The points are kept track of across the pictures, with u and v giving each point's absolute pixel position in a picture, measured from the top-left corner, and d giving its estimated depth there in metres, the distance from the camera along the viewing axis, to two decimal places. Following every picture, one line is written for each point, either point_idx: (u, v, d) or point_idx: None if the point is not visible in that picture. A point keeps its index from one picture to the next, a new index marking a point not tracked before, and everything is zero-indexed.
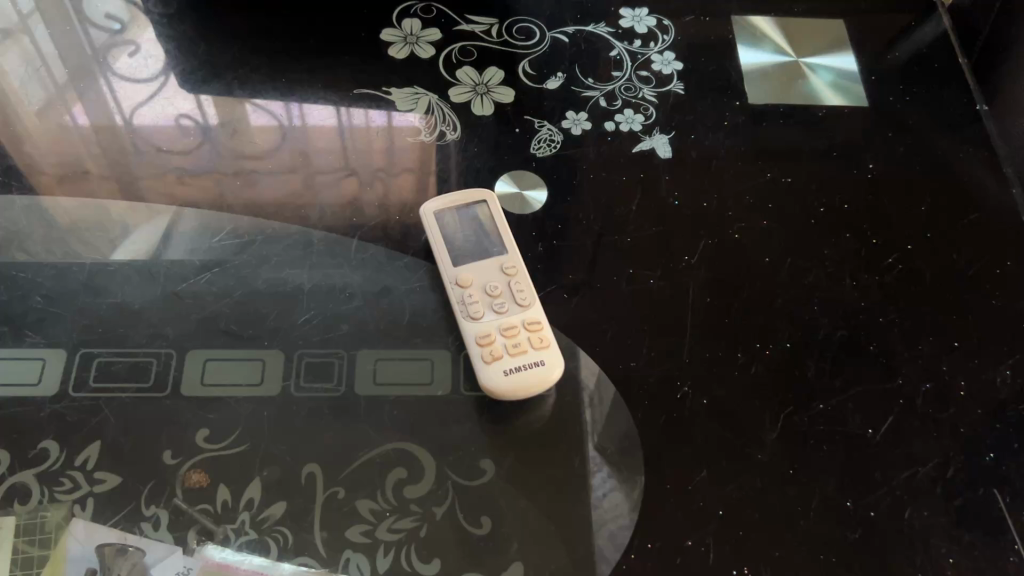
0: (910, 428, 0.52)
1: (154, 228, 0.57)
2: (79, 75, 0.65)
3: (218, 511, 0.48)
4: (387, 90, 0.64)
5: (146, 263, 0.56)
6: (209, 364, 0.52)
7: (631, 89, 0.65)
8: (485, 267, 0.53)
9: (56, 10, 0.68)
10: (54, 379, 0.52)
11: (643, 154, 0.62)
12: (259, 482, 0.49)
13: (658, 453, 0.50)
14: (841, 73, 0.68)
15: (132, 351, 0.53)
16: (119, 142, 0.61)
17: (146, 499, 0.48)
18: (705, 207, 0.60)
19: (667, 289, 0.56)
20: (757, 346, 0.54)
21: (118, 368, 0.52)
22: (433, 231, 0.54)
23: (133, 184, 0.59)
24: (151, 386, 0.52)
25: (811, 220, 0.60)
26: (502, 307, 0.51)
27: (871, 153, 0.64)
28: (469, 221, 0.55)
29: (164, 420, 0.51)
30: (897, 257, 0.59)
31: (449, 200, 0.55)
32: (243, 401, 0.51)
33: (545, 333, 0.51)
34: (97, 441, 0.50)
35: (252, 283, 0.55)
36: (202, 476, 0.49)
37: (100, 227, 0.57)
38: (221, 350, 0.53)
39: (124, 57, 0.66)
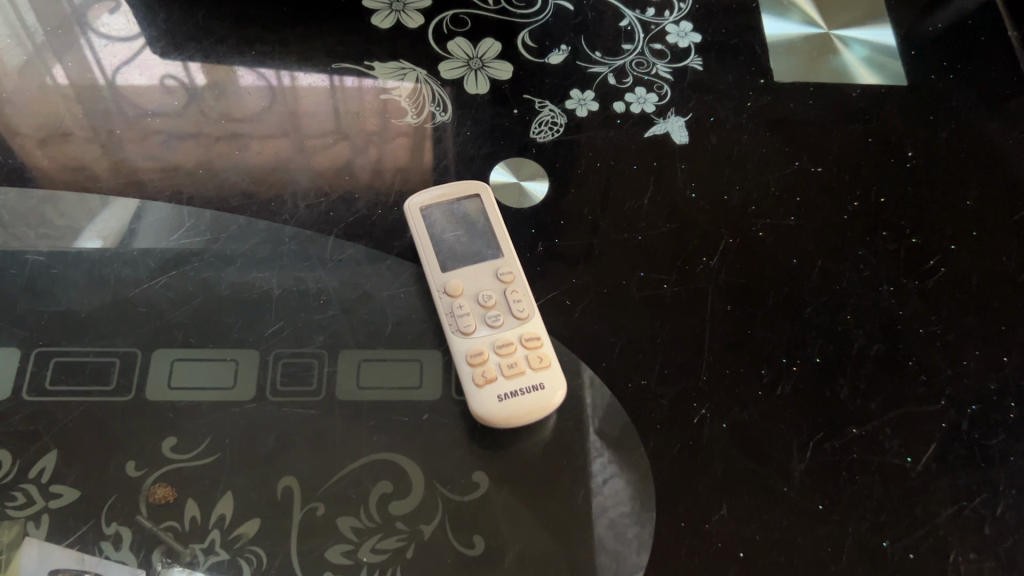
0: (955, 458, 0.46)
1: (109, 219, 0.51)
2: (57, 34, 0.58)
3: (185, 530, 0.42)
4: (370, 64, 0.58)
5: (98, 263, 0.50)
6: (177, 365, 0.47)
7: (643, 65, 0.58)
8: (477, 273, 0.47)
9: None
10: (6, 380, 0.46)
11: (657, 139, 0.56)
12: (230, 497, 0.43)
13: (673, 486, 0.44)
14: (876, 47, 0.61)
15: (90, 352, 0.47)
16: (82, 114, 0.55)
17: (107, 514, 0.43)
18: (726, 201, 0.53)
19: (683, 295, 0.50)
20: (783, 362, 0.48)
21: (76, 369, 0.46)
22: (419, 229, 0.48)
23: (92, 165, 0.53)
24: (114, 389, 0.46)
25: (844, 216, 0.53)
26: (496, 320, 0.45)
27: (911, 139, 0.57)
28: (461, 218, 0.49)
29: (119, 438, 0.45)
30: (940, 259, 0.52)
31: (437, 193, 0.49)
32: (206, 418, 0.45)
33: (545, 352, 0.45)
34: (52, 452, 0.44)
35: (214, 288, 0.49)
36: (168, 490, 0.43)
37: (47, 220, 0.51)
38: (189, 348, 0.47)
39: (105, 16, 0.59)
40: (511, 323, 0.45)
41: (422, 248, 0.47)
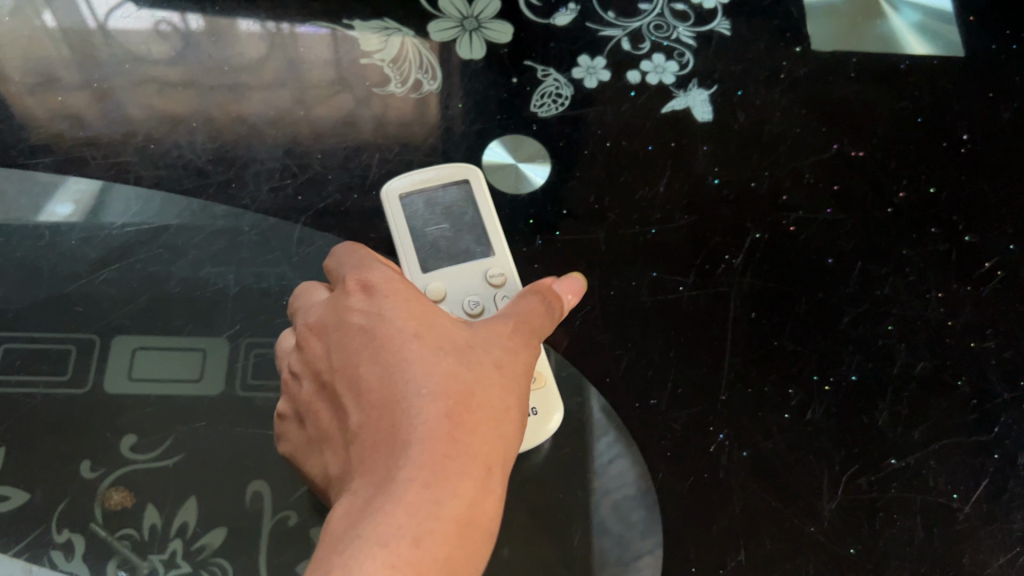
0: (1009, 497, 0.40)
1: (48, 199, 0.45)
2: None
3: (144, 539, 0.38)
4: (349, 23, 0.51)
5: (44, 245, 0.44)
6: (140, 354, 0.42)
7: (662, 28, 0.51)
8: (463, 275, 0.41)
9: None
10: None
11: (675, 115, 0.49)
12: (195, 502, 0.38)
13: (683, 526, 0.38)
14: (930, 11, 0.53)
15: (41, 339, 0.42)
16: (43, 65, 0.49)
17: (60, 519, 0.38)
18: (754, 189, 0.47)
19: (701, 300, 0.43)
20: (815, 380, 0.42)
21: (18, 364, 0.41)
22: (399, 220, 0.41)
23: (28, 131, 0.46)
24: (69, 380, 0.41)
25: (887, 209, 0.47)
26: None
27: (967, 120, 0.50)
28: (447, 208, 0.42)
29: (54, 452, 0.39)
30: (997, 262, 0.46)
31: (419, 178, 0.42)
32: (154, 430, 0.40)
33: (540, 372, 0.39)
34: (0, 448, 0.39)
35: (162, 285, 0.43)
36: (127, 495, 0.38)
37: None
38: (155, 335, 0.42)
39: None
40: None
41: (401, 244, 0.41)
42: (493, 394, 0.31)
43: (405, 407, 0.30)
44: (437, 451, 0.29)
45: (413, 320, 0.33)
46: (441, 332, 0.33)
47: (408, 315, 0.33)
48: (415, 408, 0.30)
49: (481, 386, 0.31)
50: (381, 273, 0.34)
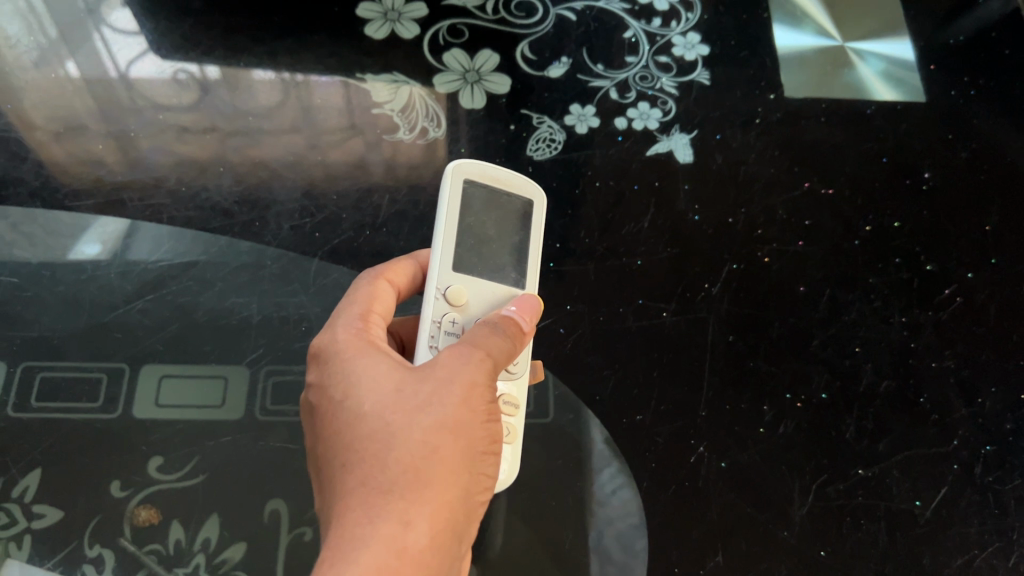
0: (966, 504, 0.44)
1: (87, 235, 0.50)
2: (70, 29, 0.57)
3: (169, 554, 0.41)
4: (363, 77, 0.56)
5: (77, 278, 0.49)
6: (165, 382, 0.46)
7: (647, 79, 0.56)
8: (486, 295, 0.37)
9: None
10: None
11: (659, 158, 0.53)
12: (217, 519, 0.42)
13: (667, 531, 0.42)
14: (893, 61, 0.59)
15: (82, 366, 0.46)
16: (73, 113, 0.54)
17: (91, 535, 0.42)
18: (730, 225, 0.51)
19: (682, 325, 0.47)
20: (787, 397, 0.46)
21: (59, 388, 0.45)
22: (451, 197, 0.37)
23: (65, 178, 0.51)
24: (99, 407, 0.45)
25: (854, 242, 0.51)
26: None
27: (928, 161, 0.55)
28: (503, 208, 0.39)
29: (93, 469, 0.43)
30: (955, 289, 0.50)
31: (491, 172, 0.38)
32: (185, 445, 0.44)
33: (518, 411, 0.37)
34: (38, 470, 0.43)
35: (191, 314, 0.48)
36: (153, 513, 0.42)
37: (26, 238, 0.50)
38: (179, 365, 0.46)
39: (116, 10, 0.58)
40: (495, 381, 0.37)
41: (439, 226, 0.37)
42: (419, 435, 0.31)
43: (337, 474, 0.31)
44: (354, 517, 0.29)
45: (343, 387, 0.33)
46: (373, 383, 0.33)
47: (341, 381, 0.33)
48: (342, 477, 0.31)
49: (399, 440, 0.31)
50: (327, 340, 0.36)
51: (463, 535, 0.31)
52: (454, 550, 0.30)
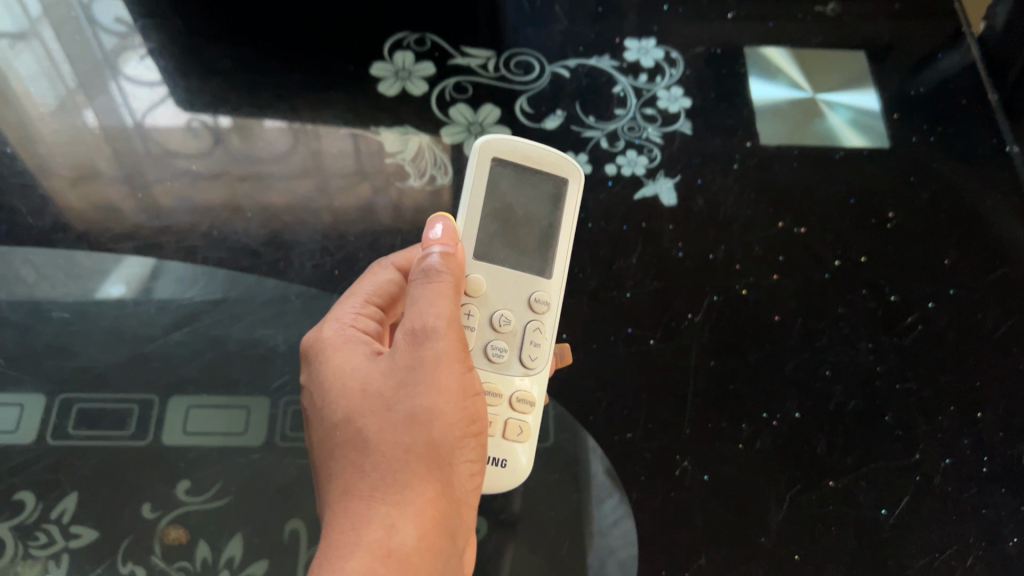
0: (927, 511, 0.48)
1: (124, 273, 0.55)
2: (90, 77, 0.64)
3: (197, 569, 0.46)
4: (377, 130, 0.62)
5: (108, 315, 0.54)
6: (191, 412, 0.51)
7: (634, 129, 0.62)
8: (512, 283, 0.44)
9: (62, 13, 0.66)
10: (33, 425, 0.50)
11: (645, 201, 0.58)
12: (241, 537, 0.47)
13: (655, 537, 0.46)
14: (860, 110, 0.64)
15: (116, 397, 0.51)
16: (92, 163, 0.59)
17: (125, 553, 0.46)
18: (711, 261, 0.56)
19: (667, 352, 0.52)
20: (763, 416, 0.51)
21: (97, 417, 0.50)
22: (478, 180, 0.44)
23: (108, 228, 0.56)
24: (132, 434, 0.50)
25: (824, 275, 0.56)
26: (499, 356, 0.43)
27: (892, 201, 0.60)
28: (536, 188, 0.45)
29: (133, 487, 0.48)
30: (917, 317, 0.55)
31: (519, 151, 0.44)
32: (218, 464, 0.49)
33: (534, 407, 0.43)
34: (73, 493, 0.48)
35: (223, 345, 0.53)
36: (182, 532, 0.47)
37: (69, 276, 0.55)
38: (205, 396, 0.51)
39: (134, 61, 0.65)
40: (513, 368, 0.44)
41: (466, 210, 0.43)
42: (390, 432, 0.35)
43: (326, 474, 0.36)
44: (341, 518, 0.33)
45: (324, 390, 0.38)
46: (346, 384, 0.37)
47: (322, 383, 0.38)
48: (331, 478, 0.35)
49: (374, 438, 0.35)
50: (314, 334, 0.41)
51: (456, 512, 0.36)
52: (449, 533, 0.35)
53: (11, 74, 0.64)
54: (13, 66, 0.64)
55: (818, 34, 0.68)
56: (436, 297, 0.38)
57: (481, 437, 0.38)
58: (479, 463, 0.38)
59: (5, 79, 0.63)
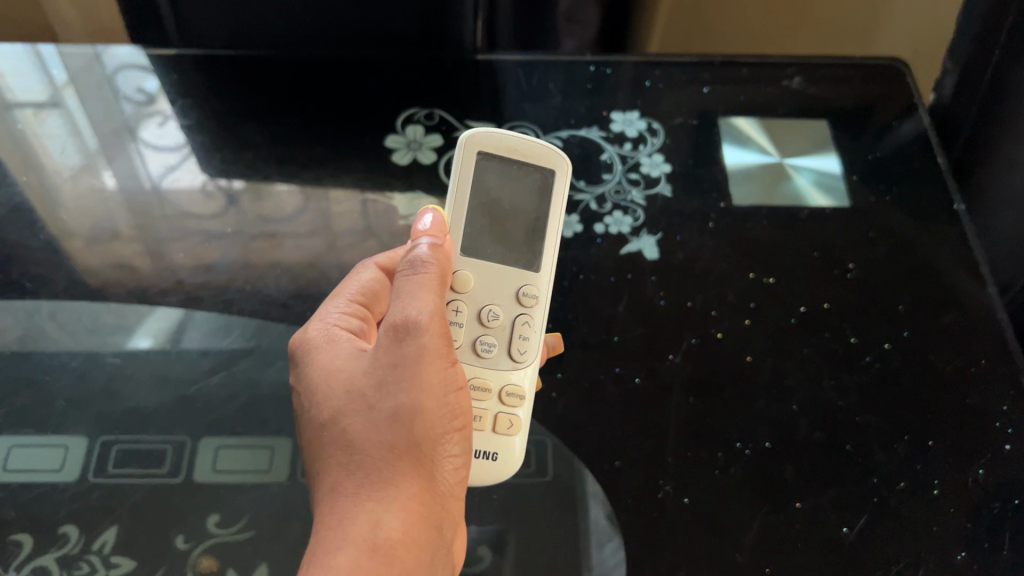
0: (884, 529, 0.54)
1: (158, 323, 0.62)
2: (112, 141, 0.73)
3: None
4: (391, 195, 0.70)
5: (150, 362, 0.61)
6: (220, 451, 0.57)
7: (620, 193, 0.69)
8: (503, 277, 0.51)
9: (88, 86, 0.76)
10: (76, 464, 0.56)
11: (631, 256, 0.65)
12: (265, 567, 0.53)
13: (641, 553, 0.52)
14: (823, 174, 0.72)
15: (149, 439, 0.57)
16: (110, 224, 0.68)
17: None
18: (689, 307, 0.63)
19: (651, 389, 0.59)
20: (737, 446, 0.57)
21: (134, 459, 0.56)
22: (464, 170, 0.51)
23: (154, 287, 0.64)
24: (166, 473, 0.56)
25: (791, 319, 0.63)
26: (488, 351, 0.50)
27: (852, 254, 0.67)
28: (526, 178, 0.52)
29: (173, 515, 0.54)
30: (875, 357, 0.61)
31: (503, 144, 0.51)
32: (250, 494, 0.55)
33: (523, 401, 0.50)
34: (114, 526, 0.54)
35: (256, 387, 0.60)
36: (213, 563, 0.53)
37: (112, 329, 0.62)
38: (233, 439, 0.58)
39: (153, 127, 0.74)
40: (503, 363, 0.50)
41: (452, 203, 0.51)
42: (373, 431, 0.41)
43: (319, 468, 0.43)
44: (332, 513, 0.40)
45: (314, 390, 0.44)
46: (331, 387, 0.43)
47: (311, 383, 0.45)
48: (322, 473, 0.42)
49: (360, 439, 0.42)
50: (304, 334, 0.47)
51: (439, 499, 0.42)
52: (432, 521, 0.41)
53: (39, 142, 0.73)
54: (40, 132, 0.73)
55: (785, 105, 0.76)
56: (417, 289, 0.44)
57: (462, 431, 0.44)
58: (461, 455, 0.44)
59: (35, 150, 0.72)
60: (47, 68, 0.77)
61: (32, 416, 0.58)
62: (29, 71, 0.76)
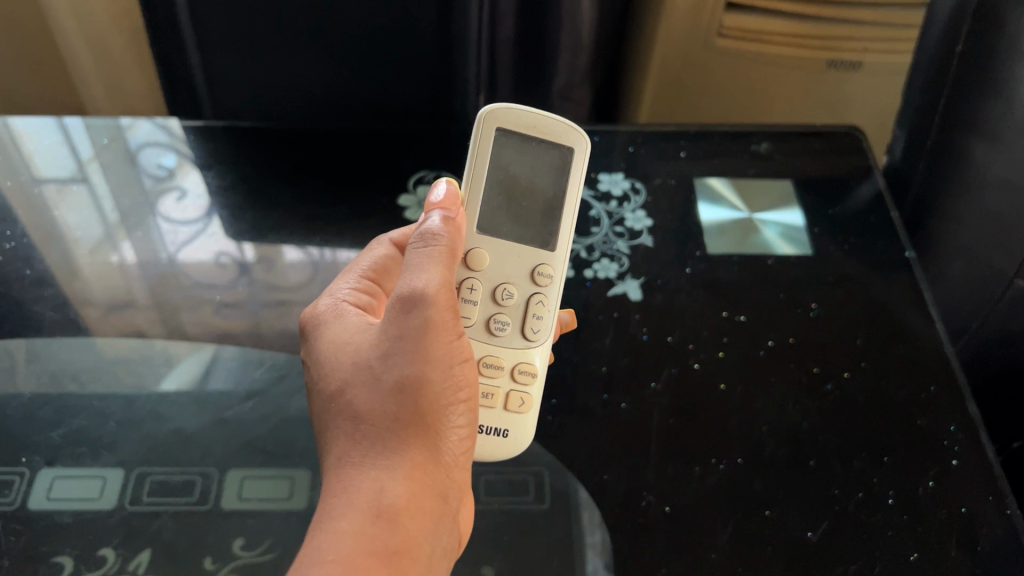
0: (843, 532, 0.60)
1: (192, 362, 0.71)
2: (131, 216, 0.81)
3: None
4: None
5: (186, 395, 0.69)
6: (245, 481, 0.64)
7: (607, 243, 0.78)
8: (520, 258, 0.59)
9: (113, 162, 0.85)
10: (113, 495, 0.62)
11: (617, 296, 0.74)
12: None
13: (625, 553, 0.59)
14: (787, 226, 0.81)
15: (182, 469, 0.64)
16: (127, 294, 0.74)
17: None
18: (668, 341, 0.71)
19: (634, 412, 0.66)
20: (712, 461, 0.64)
21: (169, 486, 0.63)
22: (485, 143, 0.58)
23: (179, 331, 0.72)
24: (195, 500, 0.62)
25: (760, 351, 0.71)
26: (502, 329, 0.58)
27: (815, 295, 0.75)
28: (546, 152, 0.59)
29: (207, 531, 0.61)
30: (834, 384, 0.69)
31: (523, 122, 0.58)
32: (276, 513, 0.62)
33: (533, 380, 0.59)
34: (147, 550, 0.60)
35: (286, 410, 0.69)
36: None
37: (147, 370, 0.70)
38: (258, 468, 0.65)
39: (172, 202, 0.82)
40: (517, 342, 0.59)
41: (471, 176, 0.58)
42: (379, 401, 0.49)
43: (329, 433, 0.50)
44: (342, 475, 0.48)
45: (328, 364, 0.52)
46: (344, 363, 0.51)
47: (326, 359, 0.53)
48: (333, 438, 0.50)
49: (367, 409, 0.49)
50: (323, 307, 0.57)
51: (438, 465, 0.50)
52: (432, 484, 0.49)
53: (59, 219, 0.80)
54: (61, 212, 0.80)
55: (753, 167, 0.86)
56: (425, 264, 0.51)
57: (462, 403, 0.52)
58: (461, 425, 0.52)
59: (58, 224, 0.79)
60: (75, 148, 0.85)
61: (87, 437, 0.66)
62: (57, 152, 0.85)
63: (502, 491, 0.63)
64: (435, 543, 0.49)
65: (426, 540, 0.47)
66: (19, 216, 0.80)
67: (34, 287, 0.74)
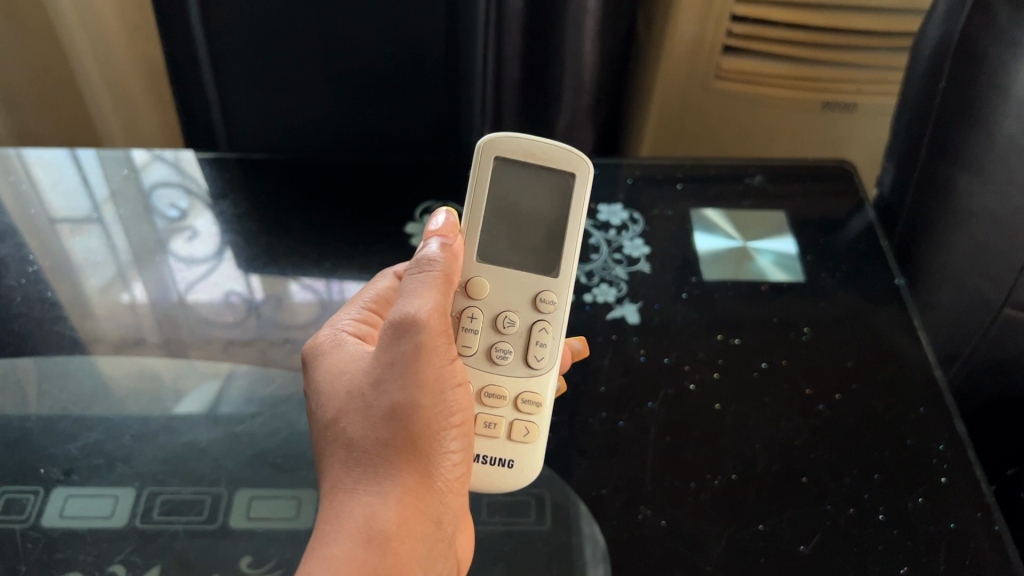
0: (833, 545, 0.62)
1: (206, 387, 0.73)
2: (144, 257, 0.83)
3: None
4: None
5: (199, 415, 0.71)
6: (253, 501, 0.66)
7: (605, 269, 0.81)
8: (522, 286, 0.62)
9: (126, 201, 0.88)
10: (124, 513, 0.64)
11: (615, 320, 0.77)
12: None
13: (620, 564, 0.60)
14: (780, 255, 0.84)
15: (192, 487, 0.66)
16: (136, 331, 0.77)
17: None
18: (665, 362, 0.73)
19: (631, 428, 0.69)
20: (707, 477, 0.66)
21: (179, 504, 0.65)
22: (483, 172, 0.61)
23: (189, 356, 0.75)
24: (204, 519, 0.64)
25: (754, 373, 0.73)
26: (504, 356, 0.61)
27: (806, 319, 0.78)
28: (548, 178, 0.62)
29: (214, 547, 0.63)
30: (825, 404, 0.71)
31: (522, 149, 0.61)
32: (282, 530, 0.64)
33: (538, 409, 0.61)
34: (156, 566, 0.61)
35: (295, 425, 0.71)
36: None
37: (160, 395, 0.72)
38: (265, 488, 0.67)
39: (184, 242, 0.84)
40: (519, 369, 0.61)
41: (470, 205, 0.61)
42: (371, 427, 0.51)
43: (324, 459, 0.53)
44: (335, 501, 0.50)
45: (325, 392, 0.55)
46: (340, 391, 0.54)
47: (322, 388, 0.55)
48: (328, 463, 0.52)
49: (360, 435, 0.52)
50: (323, 338, 0.59)
51: (431, 492, 0.52)
52: (424, 508, 0.51)
53: (72, 257, 0.83)
54: (76, 249, 0.83)
55: (747, 198, 0.89)
56: (418, 290, 0.54)
57: (455, 428, 0.54)
58: (454, 448, 0.54)
59: (72, 260, 0.82)
60: (90, 186, 0.89)
61: (103, 450, 0.68)
62: (75, 192, 0.88)
63: (503, 508, 0.65)
64: (427, 567, 0.51)
65: (417, 565, 0.50)
66: (34, 253, 0.83)
67: (55, 310, 0.78)
